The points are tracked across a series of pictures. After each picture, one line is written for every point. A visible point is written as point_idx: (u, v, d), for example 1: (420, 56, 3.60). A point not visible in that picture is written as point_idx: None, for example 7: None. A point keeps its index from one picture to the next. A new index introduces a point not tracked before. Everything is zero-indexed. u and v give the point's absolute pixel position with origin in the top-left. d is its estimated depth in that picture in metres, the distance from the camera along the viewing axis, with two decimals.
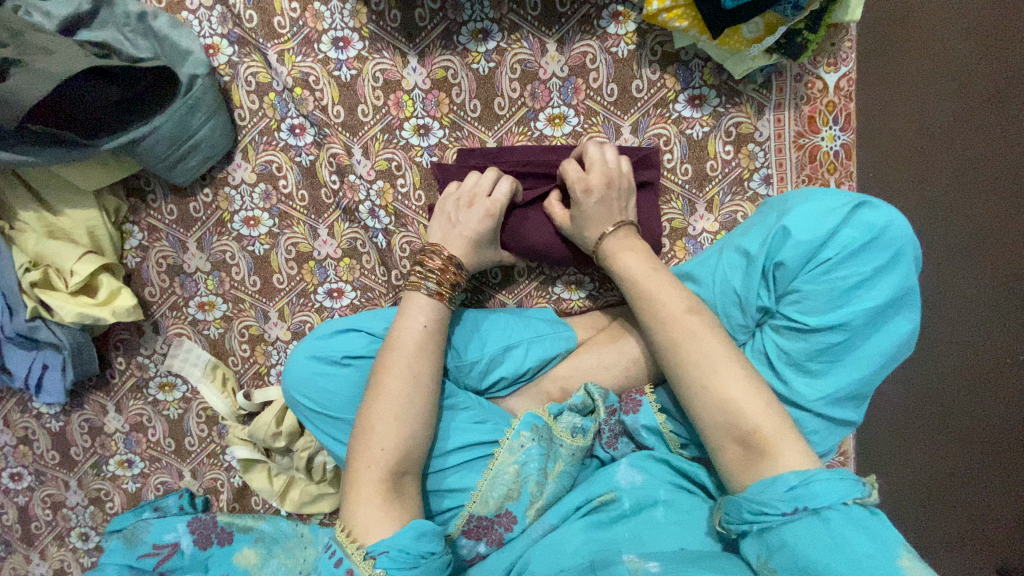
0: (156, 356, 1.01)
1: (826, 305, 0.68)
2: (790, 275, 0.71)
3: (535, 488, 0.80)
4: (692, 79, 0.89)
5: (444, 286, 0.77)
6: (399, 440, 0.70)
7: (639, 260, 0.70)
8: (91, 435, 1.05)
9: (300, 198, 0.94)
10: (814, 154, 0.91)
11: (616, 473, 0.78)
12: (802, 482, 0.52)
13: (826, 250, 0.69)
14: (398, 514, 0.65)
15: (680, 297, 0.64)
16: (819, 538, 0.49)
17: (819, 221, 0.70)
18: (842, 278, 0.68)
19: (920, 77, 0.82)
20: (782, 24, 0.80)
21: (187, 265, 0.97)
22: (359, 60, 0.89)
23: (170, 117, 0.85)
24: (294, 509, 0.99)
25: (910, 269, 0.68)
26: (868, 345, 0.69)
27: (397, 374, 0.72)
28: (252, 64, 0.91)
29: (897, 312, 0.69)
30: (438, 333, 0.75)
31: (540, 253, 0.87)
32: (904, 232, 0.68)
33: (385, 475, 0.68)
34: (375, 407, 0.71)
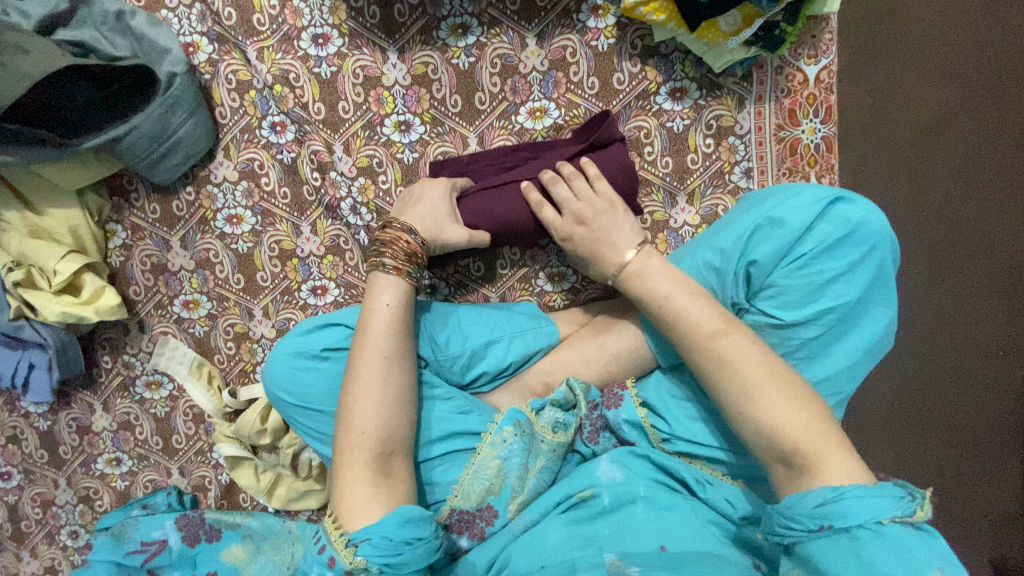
0: (142, 355, 1.01)
1: (802, 299, 0.71)
2: (767, 271, 0.73)
3: (517, 484, 0.81)
4: (673, 71, 0.88)
5: (400, 260, 0.76)
6: (378, 423, 0.70)
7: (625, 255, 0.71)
8: (79, 434, 1.05)
9: (282, 196, 0.94)
10: (794, 147, 0.90)
11: (596, 468, 0.79)
12: (834, 500, 0.51)
13: (801, 245, 0.72)
14: (385, 498, 0.66)
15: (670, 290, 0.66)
16: (848, 557, 0.49)
17: (795, 216, 0.72)
18: (818, 272, 0.70)
19: (915, 62, 0.84)
20: (760, 16, 0.78)
21: (171, 264, 0.97)
22: (339, 57, 0.89)
23: (149, 116, 0.84)
24: (281, 506, 1.01)
25: (884, 261, 0.71)
26: (844, 340, 0.72)
27: (368, 357, 0.72)
28: (232, 61, 0.91)
29: (872, 306, 0.72)
30: (406, 312, 0.75)
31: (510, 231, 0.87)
32: (879, 225, 0.70)
33: (370, 458, 0.68)
34: (352, 392, 0.71)
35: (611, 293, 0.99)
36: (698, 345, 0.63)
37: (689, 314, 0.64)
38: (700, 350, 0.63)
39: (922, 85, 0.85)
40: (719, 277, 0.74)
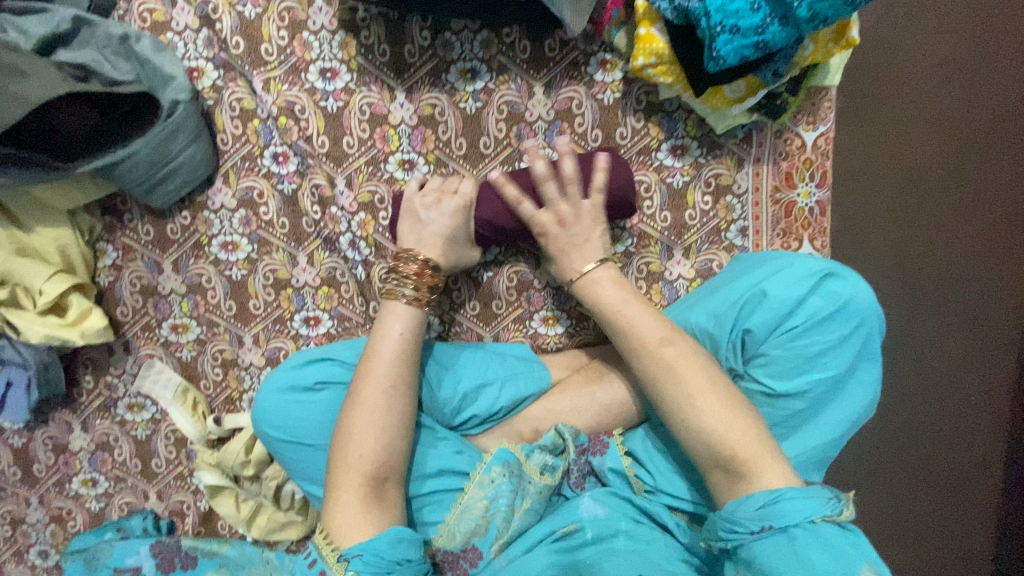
0: (126, 376, 0.99)
1: (792, 370, 0.73)
2: (759, 339, 0.75)
3: (504, 525, 0.81)
4: (675, 129, 0.90)
5: (420, 292, 0.81)
6: (377, 447, 0.75)
7: (621, 305, 0.73)
8: (55, 453, 1.02)
9: (280, 225, 0.94)
10: (789, 209, 0.93)
11: (579, 505, 0.81)
12: (772, 501, 0.56)
13: (794, 317, 0.74)
14: (376, 517, 0.71)
15: (655, 346, 0.68)
16: (786, 555, 0.53)
17: (790, 288, 0.75)
18: (808, 345, 0.73)
19: (905, 104, 0.90)
20: (763, 87, 0.78)
21: (162, 287, 0.96)
22: (347, 92, 0.90)
23: (149, 142, 0.83)
24: (261, 535, 0.99)
25: (871, 338, 0.74)
26: (831, 411, 0.75)
27: (374, 385, 0.77)
28: (237, 90, 0.90)
29: (858, 381, 0.75)
30: (414, 340, 0.80)
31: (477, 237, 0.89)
32: (867, 303, 0.74)
33: (365, 481, 0.73)
34: (354, 417, 0.76)
35: (603, 339, 1.00)
36: (643, 358, 0.68)
37: (636, 325, 0.70)
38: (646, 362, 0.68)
39: (909, 131, 0.89)
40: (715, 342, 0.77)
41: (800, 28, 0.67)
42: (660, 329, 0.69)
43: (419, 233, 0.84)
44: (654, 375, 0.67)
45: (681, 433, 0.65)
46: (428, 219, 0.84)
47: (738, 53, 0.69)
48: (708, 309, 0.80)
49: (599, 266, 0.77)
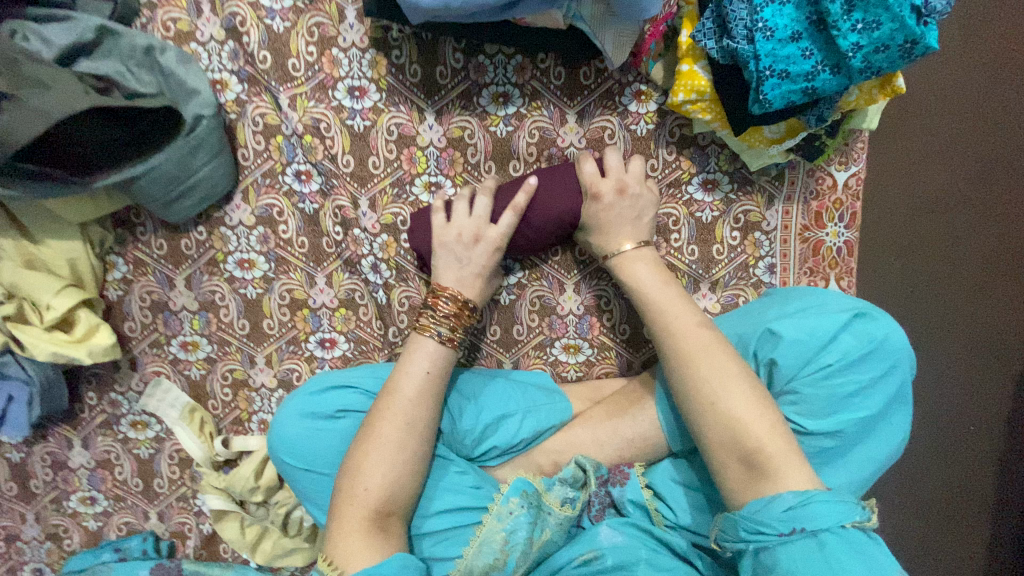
0: (131, 393, 0.96)
1: (823, 408, 0.73)
2: (789, 376, 0.74)
3: (523, 557, 0.79)
4: (707, 163, 0.89)
5: (454, 332, 0.80)
6: (385, 483, 0.73)
7: (652, 287, 0.75)
8: (53, 469, 0.99)
9: (299, 244, 0.91)
10: (817, 248, 0.92)
11: (598, 533, 0.80)
12: (802, 503, 0.55)
13: (826, 355, 0.74)
14: (383, 548, 0.69)
15: (692, 328, 0.70)
16: (815, 559, 0.52)
17: (821, 326, 0.75)
18: (840, 384, 0.73)
19: (942, 132, 0.90)
20: (804, 130, 0.78)
21: (173, 303, 0.93)
22: (375, 111, 0.87)
23: (170, 157, 0.80)
24: (265, 561, 0.96)
25: (902, 380, 0.75)
26: (858, 451, 0.75)
27: (393, 421, 0.75)
28: (261, 104, 0.87)
29: (886, 422, 0.75)
30: (440, 379, 0.78)
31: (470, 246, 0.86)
32: (900, 343, 0.74)
33: (370, 514, 0.71)
34: (370, 450, 0.74)
35: (626, 370, 0.98)
36: (693, 360, 0.67)
37: (671, 310, 0.72)
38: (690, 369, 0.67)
39: (944, 159, 0.91)
40: None
41: (851, 76, 0.66)
42: (696, 314, 0.71)
43: (446, 264, 0.83)
44: (689, 358, 0.68)
45: (713, 441, 0.64)
46: (453, 249, 0.82)
47: (785, 98, 0.68)
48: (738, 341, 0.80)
49: (635, 246, 0.79)
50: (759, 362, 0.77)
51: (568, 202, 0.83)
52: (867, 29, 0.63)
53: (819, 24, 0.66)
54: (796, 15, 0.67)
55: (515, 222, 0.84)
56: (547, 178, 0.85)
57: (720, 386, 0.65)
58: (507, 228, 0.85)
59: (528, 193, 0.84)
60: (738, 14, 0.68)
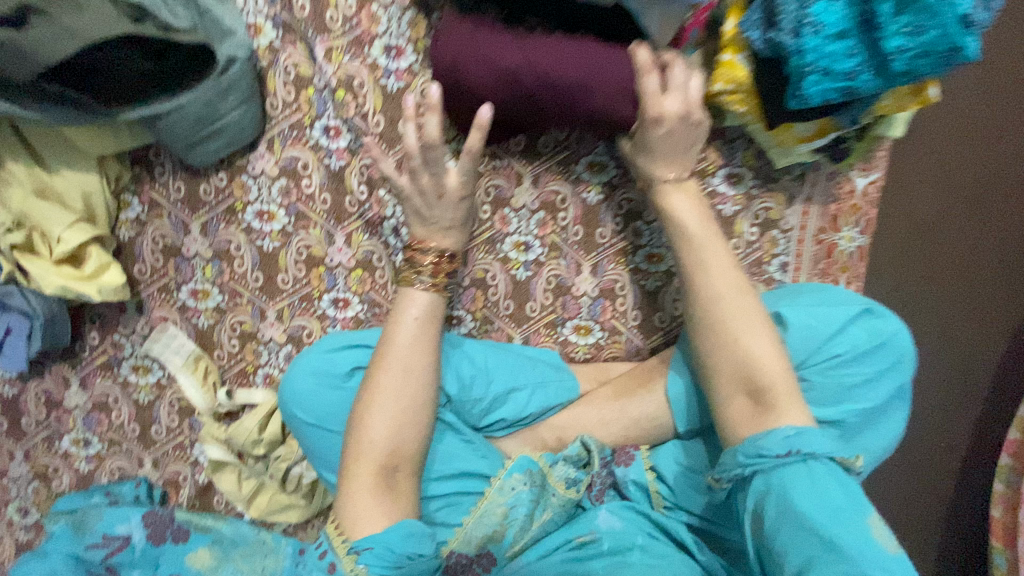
0: (135, 337, 0.95)
1: (829, 397, 0.77)
2: (801, 364, 0.77)
3: (522, 531, 0.82)
4: (735, 157, 0.90)
5: (439, 279, 0.80)
6: (387, 436, 0.74)
7: (699, 232, 0.75)
8: (47, 408, 0.98)
9: (321, 201, 0.90)
10: (830, 251, 0.94)
11: (596, 517, 0.84)
12: (798, 433, 0.60)
13: (837, 345, 0.77)
14: (389, 509, 0.72)
15: (733, 281, 0.71)
16: (805, 480, 0.58)
17: (835, 317, 0.78)
18: (847, 373, 0.77)
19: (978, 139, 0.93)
20: (836, 130, 0.79)
21: (186, 249, 0.91)
22: (410, 74, 0.85)
23: (200, 97, 0.78)
24: (258, 515, 0.97)
25: (903, 375, 0.79)
26: (858, 440, 0.79)
27: (390, 370, 0.77)
28: (295, 54, 0.86)
29: (885, 416, 0.80)
30: (430, 325, 0.79)
31: (497, 104, 0.79)
32: (904, 341, 0.79)
33: (375, 469, 0.73)
34: (371, 401, 0.75)
35: (633, 355, 0.99)
36: (730, 320, 0.69)
37: (711, 257, 0.73)
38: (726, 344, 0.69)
39: (972, 165, 0.94)
40: None
41: (891, 80, 0.67)
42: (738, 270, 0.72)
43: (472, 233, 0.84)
44: (728, 315, 0.69)
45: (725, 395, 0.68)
46: (433, 212, 0.79)
47: (824, 96, 0.69)
48: None
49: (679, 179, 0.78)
50: None
51: (623, 111, 0.78)
52: (914, 33, 0.64)
53: (868, 25, 0.67)
54: (847, 10, 0.67)
55: (554, 104, 0.78)
56: (601, 63, 0.75)
57: (751, 346, 0.67)
58: (546, 107, 0.78)
59: (577, 78, 0.75)
60: (787, 6, 0.68)
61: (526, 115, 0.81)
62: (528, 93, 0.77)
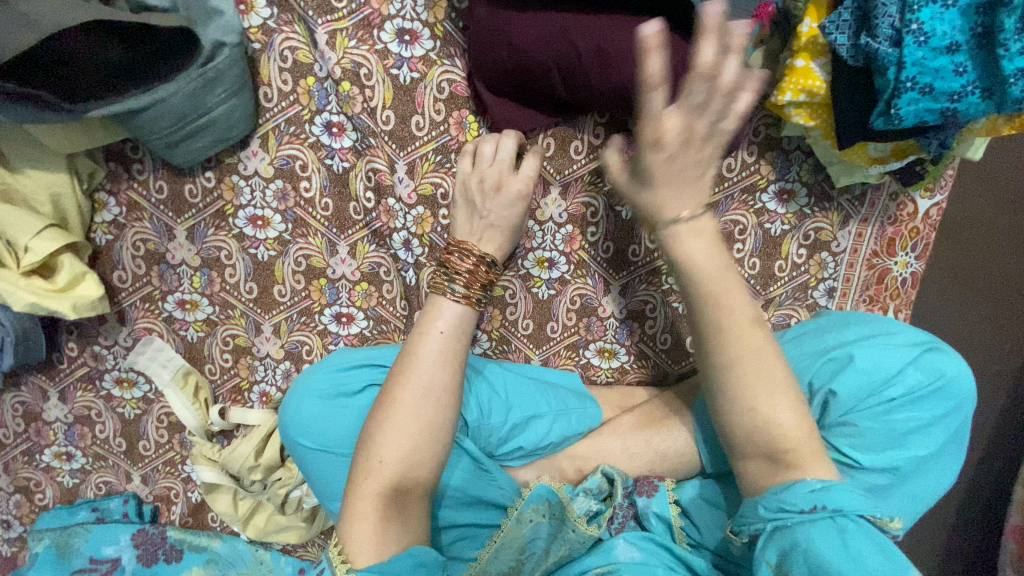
0: (117, 348, 0.86)
1: (881, 444, 0.69)
2: (848, 407, 0.70)
3: (538, 565, 0.78)
4: (788, 171, 0.80)
5: (471, 290, 0.71)
6: (401, 458, 0.65)
7: (715, 276, 0.57)
8: (26, 420, 0.90)
9: (322, 206, 0.80)
10: (883, 276, 0.86)
11: (615, 547, 0.76)
12: (829, 486, 0.51)
13: (889, 388, 0.70)
14: (394, 537, 0.62)
15: (755, 340, 0.56)
16: (837, 543, 0.49)
17: (887, 355, 0.71)
18: (900, 419, 0.69)
19: None
20: (917, 153, 0.70)
21: (171, 255, 0.82)
22: (425, 63, 0.75)
23: (182, 90, 0.67)
24: (256, 535, 0.92)
25: (959, 421, 0.72)
26: (908, 491, 0.71)
27: (409, 387, 0.67)
28: (292, 36, 0.74)
29: (937, 465, 0.73)
30: (456, 340, 0.70)
31: (531, 69, 0.68)
32: (965, 385, 0.71)
33: (383, 493, 0.64)
34: (385, 418, 0.67)
35: (659, 380, 0.92)
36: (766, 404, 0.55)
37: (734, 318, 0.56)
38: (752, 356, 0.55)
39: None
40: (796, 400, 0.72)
41: (1001, 105, 0.58)
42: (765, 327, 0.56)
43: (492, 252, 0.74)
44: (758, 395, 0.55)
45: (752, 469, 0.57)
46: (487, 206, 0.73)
47: (919, 117, 0.59)
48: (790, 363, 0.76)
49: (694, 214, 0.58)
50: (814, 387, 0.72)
51: None
52: None
53: (983, 37, 0.57)
54: (959, 21, 0.57)
55: (595, 78, 0.67)
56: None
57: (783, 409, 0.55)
58: (589, 81, 0.67)
59: (626, 44, 0.65)
60: (888, 8, 0.57)
61: (563, 89, 0.70)
62: (569, 63, 0.67)
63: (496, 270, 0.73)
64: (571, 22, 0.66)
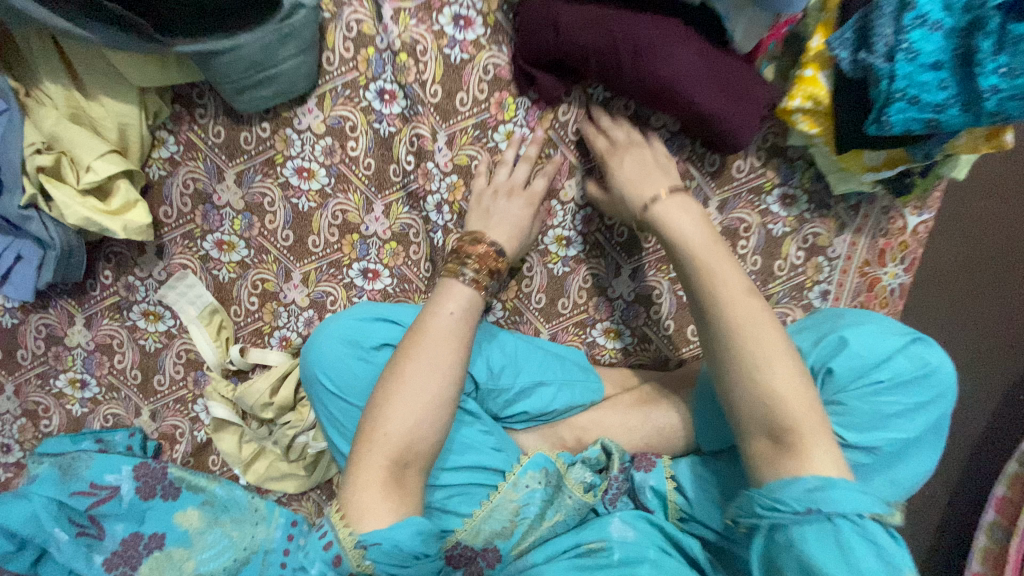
0: (150, 281, 0.90)
1: (865, 423, 0.74)
2: (841, 388, 0.75)
3: (531, 531, 0.78)
4: (792, 177, 0.88)
5: (481, 274, 0.77)
6: (407, 426, 0.68)
7: (701, 244, 0.66)
8: (47, 343, 0.93)
9: (365, 165, 0.87)
10: (873, 284, 0.93)
11: (609, 524, 0.78)
12: (826, 487, 0.52)
13: (879, 372, 0.76)
14: (395, 504, 0.64)
15: (742, 298, 0.61)
16: (830, 543, 0.50)
17: (877, 342, 0.77)
18: (887, 404, 0.75)
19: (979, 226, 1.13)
20: (907, 162, 0.78)
21: (217, 197, 0.88)
22: (475, 46, 0.83)
23: (259, 40, 0.75)
24: (254, 481, 0.94)
25: (942, 412, 0.77)
26: (888, 474, 0.76)
27: (416, 360, 0.71)
28: (359, 10, 0.83)
29: (919, 451, 0.77)
30: (465, 322, 0.75)
31: (572, 55, 0.77)
32: (948, 377, 0.77)
33: (386, 462, 0.66)
34: (389, 386, 0.70)
35: (658, 364, 0.97)
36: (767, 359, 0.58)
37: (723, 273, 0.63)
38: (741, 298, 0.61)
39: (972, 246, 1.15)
40: None
41: (978, 118, 0.66)
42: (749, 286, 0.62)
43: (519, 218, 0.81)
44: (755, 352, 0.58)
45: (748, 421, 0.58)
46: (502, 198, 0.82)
47: (906, 125, 0.68)
48: None
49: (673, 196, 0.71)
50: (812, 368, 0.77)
51: (695, 94, 0.75)
52: (1011, 73, 0.62)
53: (965, 59, 0.65)
54: (945, 43, 0.65)
55: (628, 70, 0.75)
56: (682, 41, 0.74)
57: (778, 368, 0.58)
58: (623, 73, 0.76)
59: (657, 43, 0.74)
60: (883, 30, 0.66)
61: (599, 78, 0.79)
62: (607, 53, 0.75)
63: (504, 261, 0.80)
64: (615, 20, 0.74)
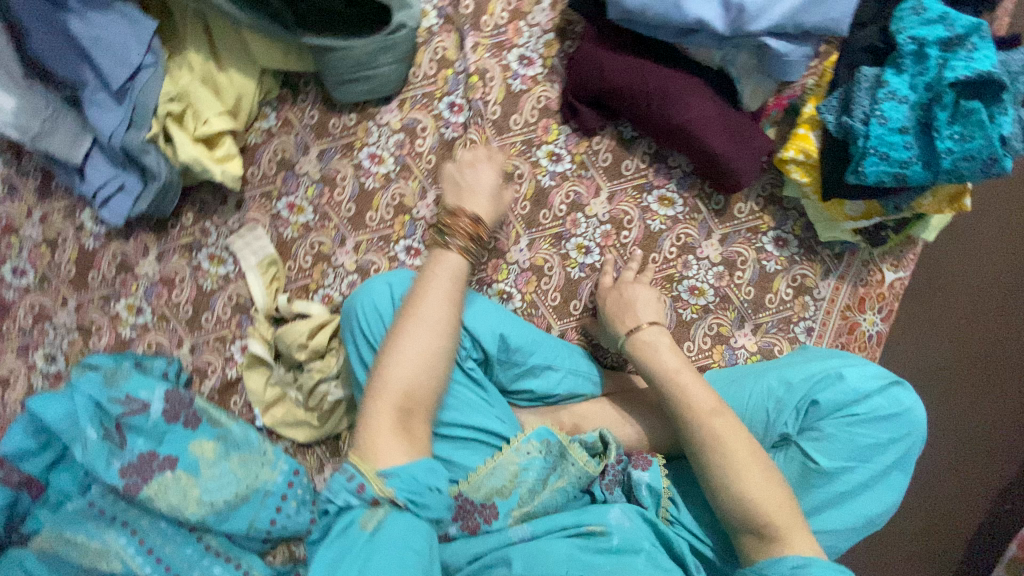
0: (224, 229, 1.05)
1: (841, 449, 0.82)
2: (820, 415, 0.84)
3: (529, 496, 0.83)
4: (785, 224, 1.02)
5: (465, 243, 0.85)
6: (427, 388, 0.75)
7: (674, 371, 0.80)
8: (118, 269, 1.07)
9: (426, 160, 1.02)
10: (854, 328, 1.03)
11: (608, 511, 0.80)
12: (807, 565, 0.63)
13: (857, 407, 0.84)
14: (407, 445, 0.69)
15: (707, 416, 0.75)
16: None
17: (863, 382, 0.85)
18: (861, 435, 0.83)
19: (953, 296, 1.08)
20: (880, 215, 0.95)
21: (299, 166, 1.04)
22: (533, 80, 1.03)
23: (367, 45, 0.94)
24: (271, 424, 1.02)
25: (914, 451, 0.84)
26: (859, 501, 0.82)
27: (415, 322, 0.78)
28: (446, 40, 1.04)
29: (891, 486, 0.84)
30: (459, 287, 0.83)
31: (611, 92, 0.96)
32: (922, 420, 0.84)
33: (397, 410, 0.71)
34: (399, 339, 0.76)
35: None
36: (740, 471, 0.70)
37: (692, 394, 0.77)
38: (698, 424, 0.75)
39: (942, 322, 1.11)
40: (783, 407, 0.85)
41: (937, 173, 0.82)
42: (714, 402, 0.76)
43: None
44: (719, 464, 0.72)
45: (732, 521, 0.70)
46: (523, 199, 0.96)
47: (879, 175, 0.83)
48: (776, 378, 0.88)
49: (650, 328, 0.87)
50: (799, 398, 0.86)
51: (705, 137, 0.92)
52: (961, 140, 0.79)
53: (924, 128, 0.83)
54: (910, 114, 0.83)
55: (655, 108, 0.93)
56: (700, 96, 0.92)
57: (744, 475, 0.70)
58: (650, 112, 0.94)
59: (679, 93, 0.92)
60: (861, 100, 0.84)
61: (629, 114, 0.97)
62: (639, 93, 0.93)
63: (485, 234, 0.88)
64: (650, 68, 0.93)
